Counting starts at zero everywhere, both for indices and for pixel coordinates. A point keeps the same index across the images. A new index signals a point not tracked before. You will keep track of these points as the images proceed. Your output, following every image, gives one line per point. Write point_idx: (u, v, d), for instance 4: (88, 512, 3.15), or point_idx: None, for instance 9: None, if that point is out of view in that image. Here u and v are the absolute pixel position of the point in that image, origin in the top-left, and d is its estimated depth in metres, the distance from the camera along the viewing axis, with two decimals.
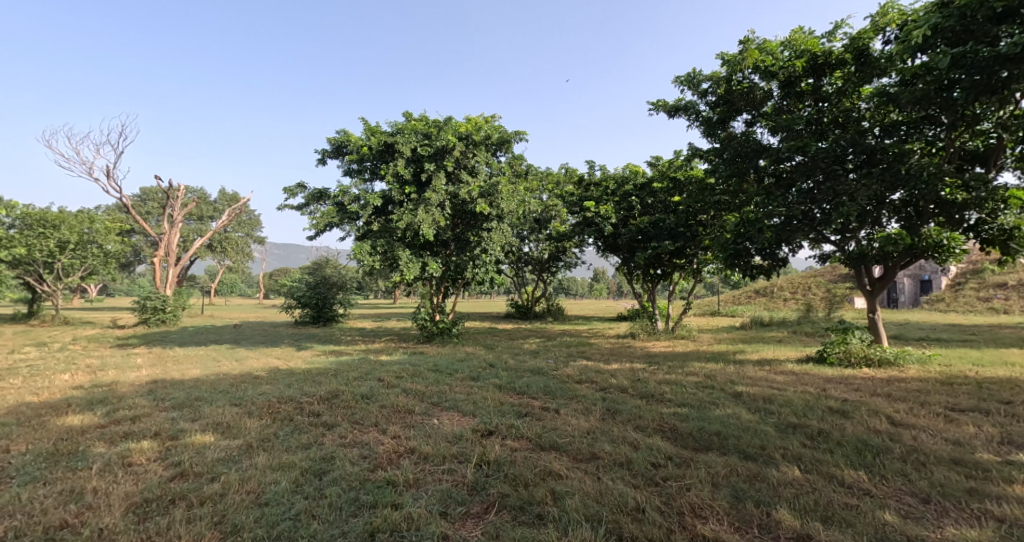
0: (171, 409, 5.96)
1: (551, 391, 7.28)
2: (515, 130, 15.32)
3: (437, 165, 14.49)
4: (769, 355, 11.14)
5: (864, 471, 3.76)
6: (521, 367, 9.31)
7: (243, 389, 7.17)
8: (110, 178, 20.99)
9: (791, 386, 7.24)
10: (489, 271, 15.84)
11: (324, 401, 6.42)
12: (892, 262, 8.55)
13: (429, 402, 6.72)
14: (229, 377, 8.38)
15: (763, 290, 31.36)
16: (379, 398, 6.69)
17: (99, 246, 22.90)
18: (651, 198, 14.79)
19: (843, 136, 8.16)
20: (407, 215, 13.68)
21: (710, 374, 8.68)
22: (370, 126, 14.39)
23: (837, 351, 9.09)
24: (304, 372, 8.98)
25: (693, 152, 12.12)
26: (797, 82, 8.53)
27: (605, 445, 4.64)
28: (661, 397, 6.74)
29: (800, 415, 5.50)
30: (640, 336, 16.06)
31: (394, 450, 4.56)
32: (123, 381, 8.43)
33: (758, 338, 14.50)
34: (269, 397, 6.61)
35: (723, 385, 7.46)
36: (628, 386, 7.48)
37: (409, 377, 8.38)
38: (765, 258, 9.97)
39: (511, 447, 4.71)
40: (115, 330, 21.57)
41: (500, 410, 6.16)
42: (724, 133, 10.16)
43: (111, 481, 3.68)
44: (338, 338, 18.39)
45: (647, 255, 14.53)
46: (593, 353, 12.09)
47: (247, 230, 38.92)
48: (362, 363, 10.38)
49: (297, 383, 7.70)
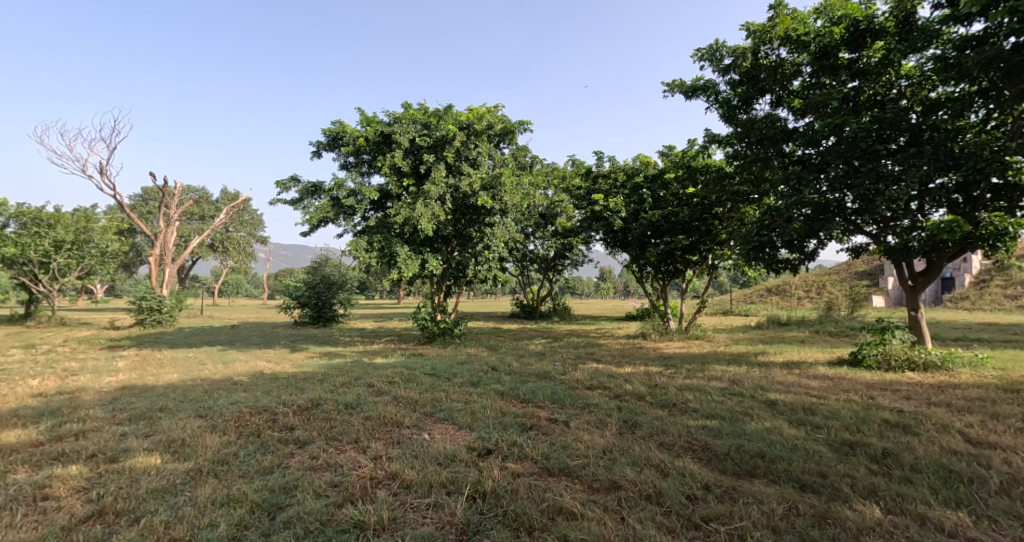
0: (125, 422, 5.21)
1: (560, 399, 6.47)
2: (519, 119, 14.57)
3: (437, 156, 13.78)
4: (795, 357, 10.29)
5: (965, 511, 2.96)
6: (525, 370, 8.50)
7: (215, 397, 6.41)
8: (104, 175, 20.36)
9: (832, 393, 6.43)
10: (492, 269, 14.95)
11: (302, 412, 5.66)
12: (939, 255, 7.66)
13: (421, 413, 5.93)
14: (207, 383, 7.62)
15: (776, 288, 30.48)
16: (365, 409, 5.92)
17: (96, 245, 22.36)
18: (663, 191, 13.89)
19: (884, 114, 7.39)
20: (405, 210, 13.00)
21: (735, 379, 7.86)
22: (366, 116, 13.66)
23: (874, 353, 8.29)
24: (290, 377, 8.22)
25: (710, 138, 11.34)
26: (833, 53, 7.74)
27: (627, 469, 3.85)
28: (685, 406, 5.92)
29: (854, 431, 4.67)
30: (651, 336, 15.26)
31: (372, 477, 3.78)
32: (92, 387, 7.69)
33: (778, 338, 13.62)
34: (241, 407, 5.84)
35: (753, 392, 6.65)
36: (645, 393, 6.67)
37: (403, 383, 7.60)
38: (792, 253, 9.11)
39: (513, 472, 3.93)
40: (109, 331, 20.94)
41: (502, 423, 5.38)
42: (746, 115, 9.37)
43: (9, 525, 2.97)
44: (336, 339, 17.67)
45: (659, 251, 13.88)
46: (603, 355, 11.26)
47: (250, 230, 38.01)
48: (354, 367, 9.64)
49: (276, 390, 6.93)
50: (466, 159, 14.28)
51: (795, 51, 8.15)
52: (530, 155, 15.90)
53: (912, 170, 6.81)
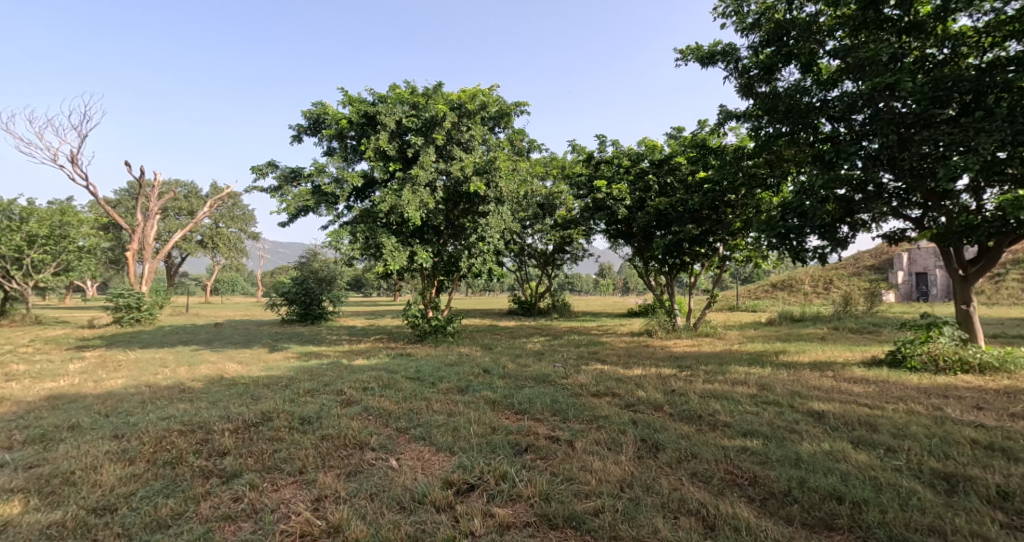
0: (13, 446, 4.14)
1: (562, 410, 5.42)
2: (516, 100, 13.51)
3: (426, 139, 12.72)
4: (822, 357, 9.25)
5: None
6: (522, 374, 7.44)
7: (148, 410, 5.32)
8: (76, 166, 19.13)
9: (886, 403, 5.39)
10: (487, 262, 13.62)
11: (244, 430, 4.61)
12: (1002, 237, 6.73)
13: (393, 429, 4.87)
14: (151, 391, 6.54)
15: (782, 282, 29.60)
16: (325, 424, 4.87)
17: (73, 240, 21.20)
18: (670, 177, 12.86)
19: (941, 74, 6.36)
20: (390, 196, 11.97)
21: (762, 383, 6.84)
22: (348, 95, 12.59)
23: (920, 353, 7.32)
24: (252, 382, 7.16)
25: (725, 117, 10.34)
26: (879, 5, 6.72)
27: (655, 521, 2.84)
28: (714, 420, 4.88)
29: (943, 457, 3.63)
30: (657, 334, 14.23)
31: (306, 533, 2.78)
32: (18, 395, 6.59)
33: (795, 336, 12.63)
34: (173, 422, 4.78)
35: (790, 401, 5.63)
36: (663, 403, 5.62)
37: (379, 390, 6.54)
38: (824, 242, 8.05)
39: (500, 523, 2.94)
40: (83, 330, 19.74)
41: (491, 444, 4.33)
42: (768, 87, 8.36)
43: None
44: (323, 338, 16.64)
45: (665, 242, 12.82)
46: (608, 354, 10.22)
47: (242, 226, 36.74)
48: (330, 369, 8.60)
49: (225, 401, 5.83)
50: (458, 143, 13.24)
51: (830, 6, 7.19)
52: (527, 139, 14.74)
53: (983, 135, 5.71)
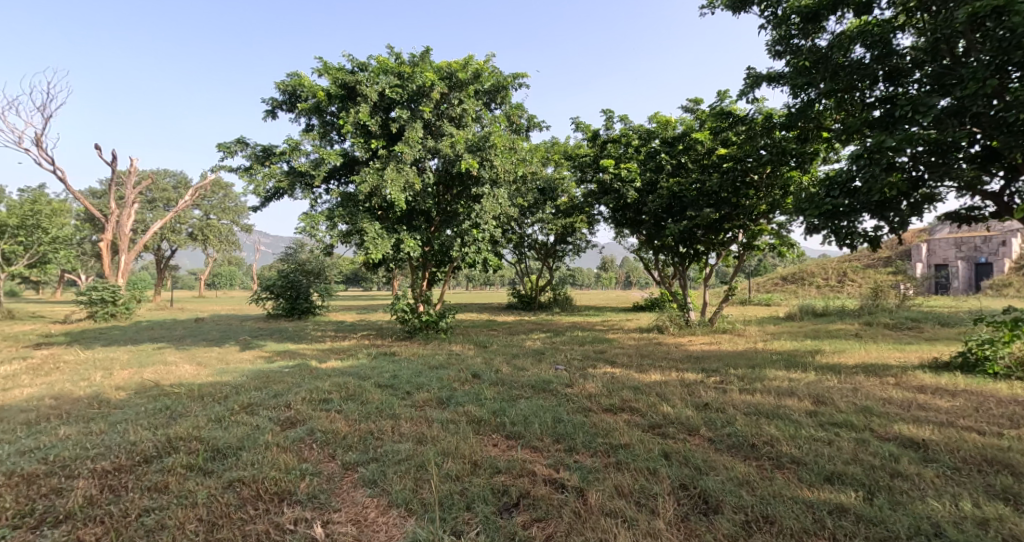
0: None
1: (568, 435, 4.09)
2: (515, 72, 12.05)
3: (412, 112, 11.33)
4: (869, 358, 7.88)
5: None
6: (517, 381, 6.12)
7: (16, 436, 4.01)
8: (41, 149, 17.72)
9: (1002, 428, 4.02)
10: (481, 251, 12.22)
11: (123, 469, 3.32)
12: None
13: (337, 466, 3.56)
14: (52, 406, 5.18)
15: (793, 275, 28.28)
16: (241, 458, 3.57)
17: (48, 229, 19.41)
18: (684, 156, 11.48)
19: None
20: (372, 175, 10.55)
21: (813, 394, 5.50)
22: (325, 63, 11.22)
23: (1005, 354, 6.00)
24: (185, 392, 5.82)
25: (751, 83, 9.00)
26: None
27: None
28: (776, 454, 3.56)
29: None
30: (670, 329, 12.85)
31: None
32: None
33: (825, 333, 11.31)
34: (31, 457, 3.48)
35: (866, 422, 4.28)
36: (699, 424, 4.28)
37: (336, 405, 5.19)
38: (878, 221, 6.61)
39: None
40: (52, 327, 18.33)
41: (468, 493, 3.03)
42: (811, 40, 7.07)
43: None
44: (305, 334, 15.32)
45: (680, 228, 11.40)
46: (618, 355, 8.86)
47: (235, 217, 35.04)
48: (293, 373, 7.29)
49: (133, 420, 4.50)
50: (450, 118, 11.85)
51: None
52: (526, 116, 13.31)
53: None
